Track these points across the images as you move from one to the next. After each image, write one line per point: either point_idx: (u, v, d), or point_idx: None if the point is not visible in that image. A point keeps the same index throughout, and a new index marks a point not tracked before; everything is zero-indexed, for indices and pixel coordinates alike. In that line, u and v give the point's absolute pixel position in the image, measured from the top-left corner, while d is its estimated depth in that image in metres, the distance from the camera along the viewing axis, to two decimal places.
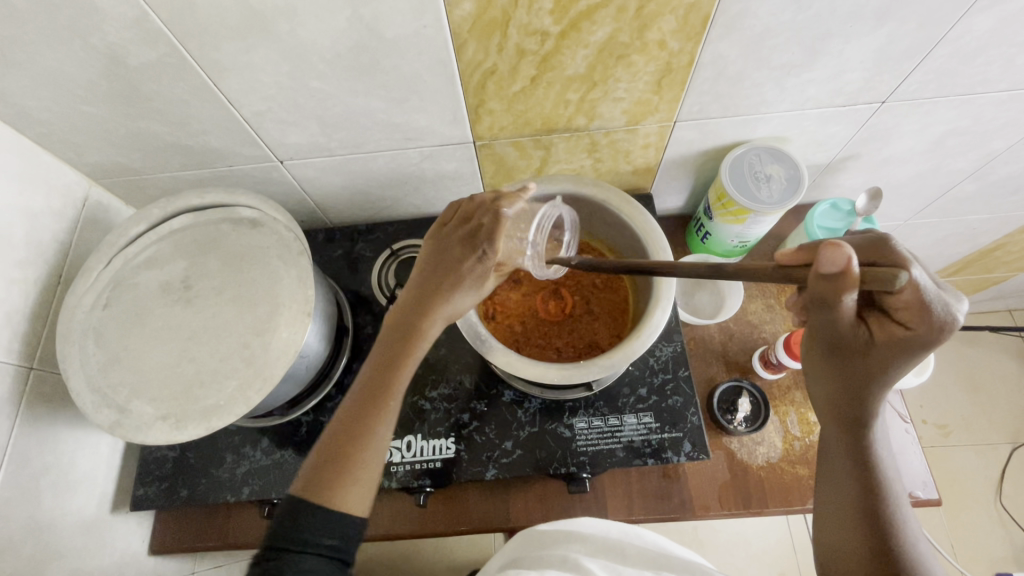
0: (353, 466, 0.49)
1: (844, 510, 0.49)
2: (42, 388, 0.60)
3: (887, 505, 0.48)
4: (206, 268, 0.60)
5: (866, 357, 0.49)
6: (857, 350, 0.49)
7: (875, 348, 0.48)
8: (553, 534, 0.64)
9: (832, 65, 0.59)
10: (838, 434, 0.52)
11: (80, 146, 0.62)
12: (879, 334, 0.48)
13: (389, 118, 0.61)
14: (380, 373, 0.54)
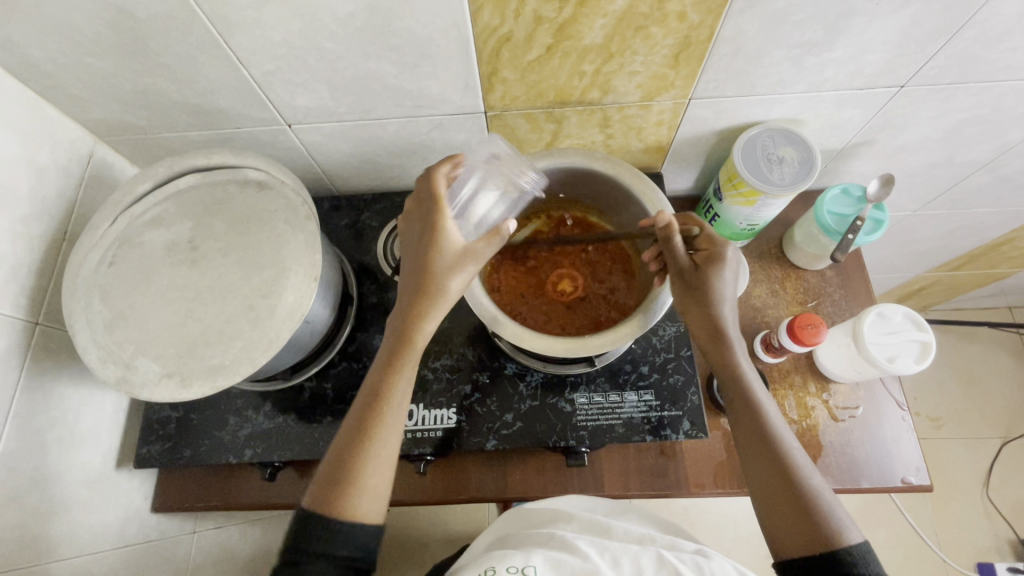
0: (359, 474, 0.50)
1: (752, 456, 0.53)
2: (47, 344, 0.60)
3: (769, 438, 0.53)
4: (213, 229, 0.60)
5: (694, 286, 0.58)
6: (693, 281, 0.58)
7: (697, 274, 0.58)
8: (540, 513, 0.63)
9: (853, 45, 0.57)
10: (711, 357, 0.58)
11: (85, 101, 0.61)
12: (700, 260, 0.58)
13: (401, 84, 0.60)
14: (385, 373, 0.54)
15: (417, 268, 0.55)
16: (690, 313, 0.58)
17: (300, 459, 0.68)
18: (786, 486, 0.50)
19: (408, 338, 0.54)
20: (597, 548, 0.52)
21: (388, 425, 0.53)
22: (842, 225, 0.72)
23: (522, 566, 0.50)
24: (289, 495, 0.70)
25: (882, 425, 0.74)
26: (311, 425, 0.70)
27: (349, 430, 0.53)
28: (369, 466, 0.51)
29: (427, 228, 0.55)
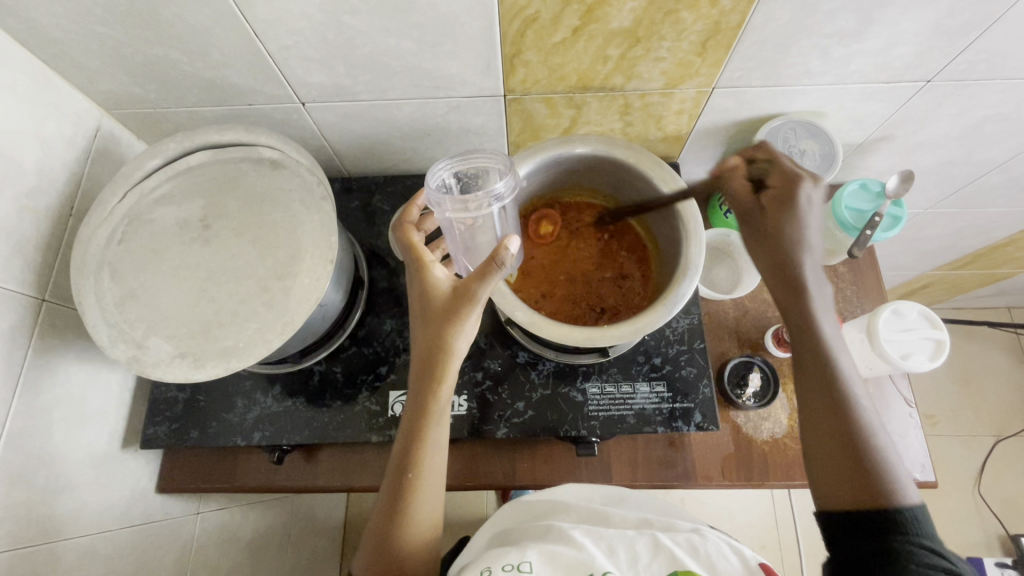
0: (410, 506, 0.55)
1: (814, 416, 0.54)
2: (53, 320, 0.59)
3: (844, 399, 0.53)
4: (226, 208, 0.58)
5: (769, 229, 0.57)
6: (764, 227, 0.58)
7: (772, 216, 0.57)
8: (539, 505, 0.61)
9: (884, 36, 0.56)
10: (786, 311, 0.57)
11: (93, 72, 0.60)
12: (769, 202, 0.58)
13: (420, 63, 0.59)
14: (413, 425, 0.57)
15: (422, 322, 0.57)
16: (771, 262, 0.57)
17: (309, 442, 0.68)
18: (842, 439, 0.51)
19: (434, 369, 0.57)
20: (591, 538, 0.49)
21: (427, 470, 0.56)
22: (861, 221, 0.71)
23: (517, 563, 0.46)
24: (297, 479, 0.70)
25: (889, 421, 0.74)
26: (320, 409, 0.69)
27: (389, 487, 0.56)
28: (419, 509, 0.55)
29: (422, 284, 0.57)
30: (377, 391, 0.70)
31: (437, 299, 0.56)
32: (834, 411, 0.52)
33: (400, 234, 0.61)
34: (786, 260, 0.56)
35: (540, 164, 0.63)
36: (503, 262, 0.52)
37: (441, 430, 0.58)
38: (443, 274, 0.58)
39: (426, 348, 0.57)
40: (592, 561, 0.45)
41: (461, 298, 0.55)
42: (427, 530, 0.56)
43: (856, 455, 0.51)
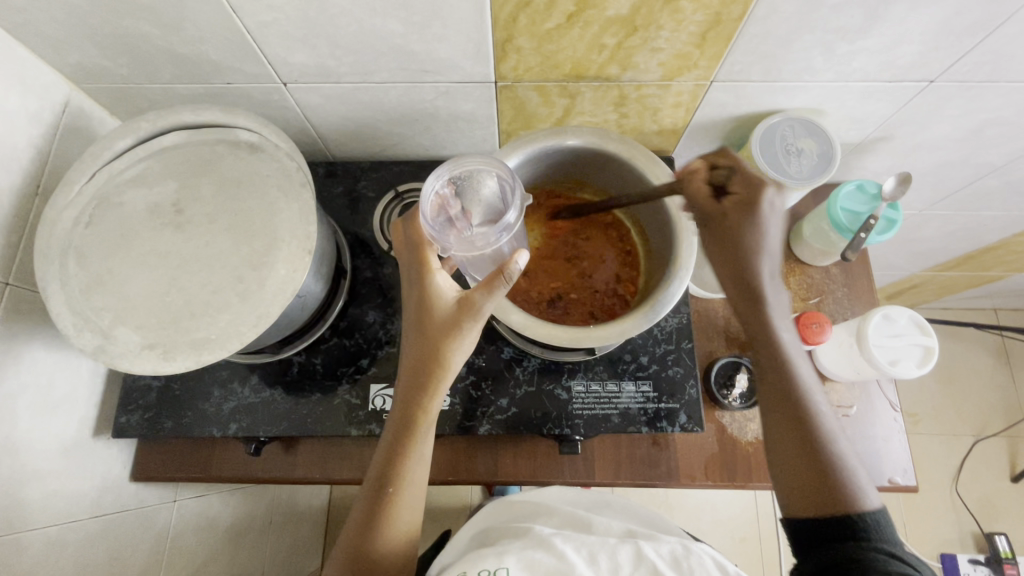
0: (393, 510, 0.54)
1: (777, 429, 0.51)
2: (18, 304, 0.56)
3: (807, 409, 0.51)
4: (200, 192, 0.56)
5: (729, 238, 0.53)
6: (721, 234, 0.53)
7: (726, 221, 0.53)
8: (523, 505, 0.61)
9: (889, 34, 0.54)
10: (744, 320, 0.54)
11: (59, 43, 0.56)
12: (730, 208, 0.53)
13: (407, 45, 0.56)
14: (399, 438, 0.56)
15: (416, 332, 0.56)
16: (729, 267, 0.53)
17: (287, 435, 0.67)
18: (803, 445, 0.50)
19: (428, 380, 0.55)
20: (572, 543, 0.48)
21: (409, 486, 0.55)
22: (856, 223, 0.70)
23: (494, 568, 0.45)
24: (275, 471, 0.69)
25: (874, 425, 0.74)
26: (298, 400, 0.68)
27: (368, 500, 0.55)
28: (397, 524, 0.54)
29: (421, 291, 0.55)
30: (358, 383, 0.68)
31: (437, 310, 0.54)
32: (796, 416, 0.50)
33: (408, 226, 0.58)
34: (754, 264, 0.52)
35: (529, 155, 0.61)
36: (511, 276, 0.52)
37: (426, 447, 0.57)
38: (446, 282, 0.56)
39: (419, 361, 0.55)
40: (571, 571, 0.44)
41: (464, 312, 0.54)
42: (403, 545, 0.55)
43: (816, 464, 0.49)
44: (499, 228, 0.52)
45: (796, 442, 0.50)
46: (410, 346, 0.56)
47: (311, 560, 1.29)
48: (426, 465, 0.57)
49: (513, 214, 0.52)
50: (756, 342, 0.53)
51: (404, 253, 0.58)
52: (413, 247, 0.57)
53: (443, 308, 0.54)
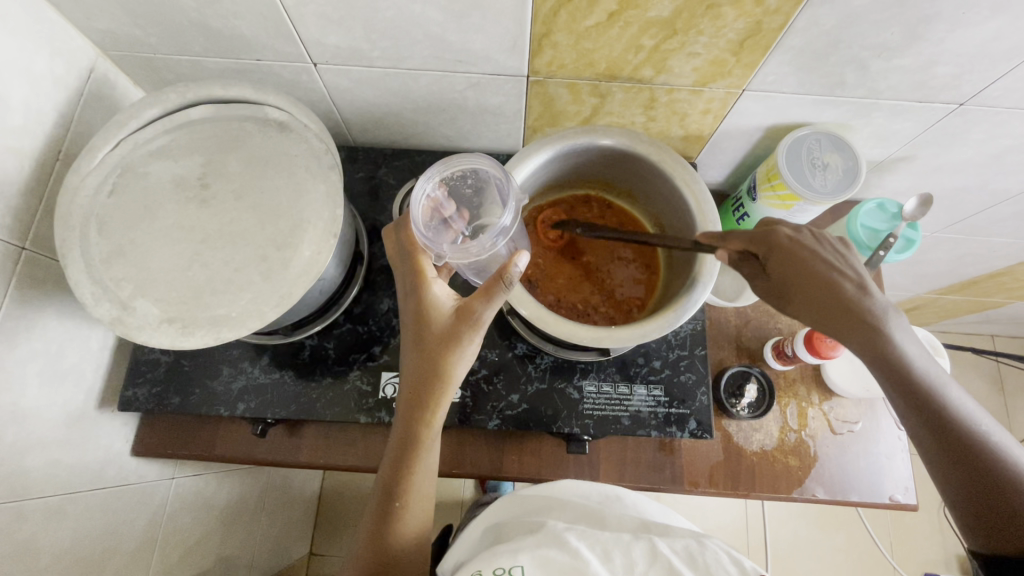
0: (403, 519, 0.54)
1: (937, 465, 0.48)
2: (33, 271, 0.56)
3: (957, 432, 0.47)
4: (225, 168, 0.55)
5: (800, 280, 0.53)
6: (783, 280, 0.54)
7: (784, 266, 0.53)
8: (534, 499, 0.60)
9: (926, 54, 0.55)
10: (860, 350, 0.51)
11: (90, 8, 0.55)
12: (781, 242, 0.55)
13: (444, 34, 0.56)
14: (403, 452, 0.55)
15: (415, 345, 0.55)
16: (808, 311, 0.53)
17: (295, 418, 0.66)
18: (976, 485, 0.46)
19: (430, 394, 0.55)
20: (586, 540, 0.48)
21: (415, 497, 0.55)
22: (875, 240, 0.70)
23: (509, 567, 0.45)
24: (280, 454, 0.69)
25: (878, 442, 0.74)
26: (308, 384, 0.67)
27: (377, 508, 0.55)
28: (406, 528, 0.55)
29: (417, 302, 0.55)
30: (369, 370, 0.68)
31: (435, 320, 0.55)
32: (962, 453, 0.47)
33: (399, 233, 0.58)
34: (844, 293, 0.51)
35: (558, 152, 0.60)
36: (511, 280, 0.52)
37: (431, 457, 0.56)
38: (442, 290, 0.56)
39: (420, 372, 0.55)
40: (585, 566, 0.45)
41: (464, 319, 0.54)
42: (415, 545, 0.55)
43: (994, 500, 0.45)
44: (494, 231, 0.51)
45: (959, 483, 0.47)
46: (411, 359, 0.56)
47: (300, 546, 1.29)
48: (432, 472, 0.57)
49: (508, 215, 0.51)
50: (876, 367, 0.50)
51: (398, 262, 0.58)
52: (405, 255, 0.57)
53: (443, 317, 0.55)
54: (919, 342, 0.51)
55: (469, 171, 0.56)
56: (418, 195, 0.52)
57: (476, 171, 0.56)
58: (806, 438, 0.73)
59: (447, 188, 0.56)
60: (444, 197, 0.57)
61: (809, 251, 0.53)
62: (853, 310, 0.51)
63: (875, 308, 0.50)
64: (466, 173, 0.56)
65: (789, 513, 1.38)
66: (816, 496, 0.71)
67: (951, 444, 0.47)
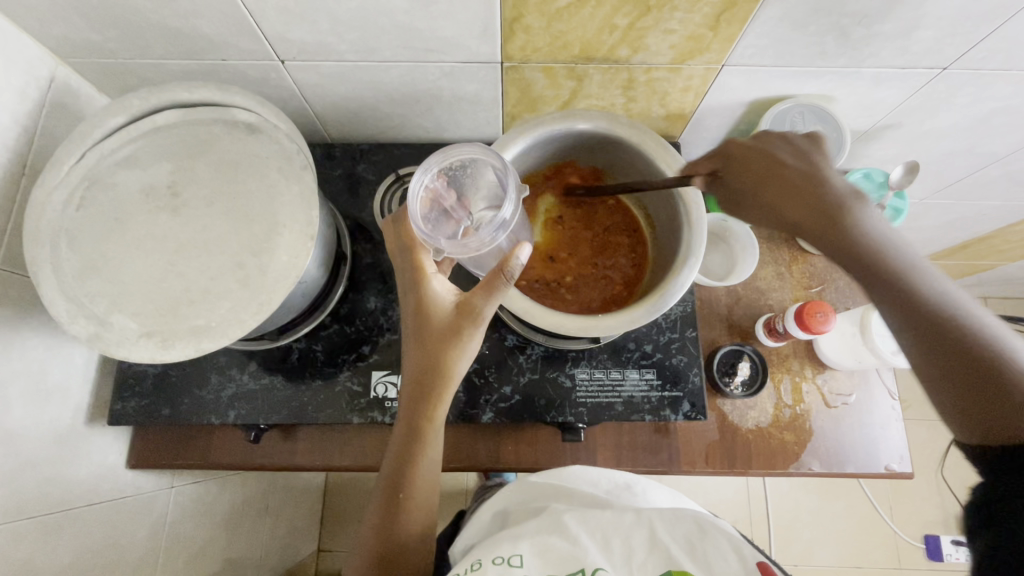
0: (407, 509, 0.55)
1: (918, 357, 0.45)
2: (6, 289, 0.54)
3: (915, 304, 0.45)
4: (196, 174, 0.54)
5: (759, 176, 0.54)
6: (747, 186, 0.54)
7: (742, 175, 0.55)
8: (543, 487, 0.61)
9: (908, 17, 0.53)
10: (829, 239, 0.49)
11: (43, 14, 0.53)
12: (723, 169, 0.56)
13: (411, 23, 0.54)
14: (407, 445, 0.55)
15: (416, 339, 0.55)
16: (784, 223, 0.53)
17: (288, 423, 0.66)
18: (958, 355, 0.43)
19: (431, 388, 0.54)
20: (587, 526, 0.48)
21: (419, 489, 0.56)
22: None
23: (508, 556, 0.46)
24: (276, 457, 0.68)
25: (873, 414, 0.74)
26: (298, 388, 0.67)
27: (381, 501, 0.56)
28: (411, 519, 0.55)
29: (418, 297, 0.55)
30: (359, 370, 0.67)
31: (437, 316, 0.54)
32: (930, 324, 0.44)
33: (399, 226, 0.57)
34: (803, 177, 0.52)
35: (537, 139, 0.59)
36: (512, 274, 0.51)
37: (434, 450, 0.57)
38: (443, 286, 0.55)
39: (421, 368, 0.55)
40: (583, 554, 0.45)
41: (466, 315, 0.54)
42: (420, 532, 0.56)
43: (974, 375, 0.42)
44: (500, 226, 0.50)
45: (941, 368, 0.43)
46: (411, 353, 0.55)
47: (307, 544, 1.30)
48: (437, 463, 0.58)
49: (510, 209, 0.50)
50: (828, 241, 0.50)
51: (397, 257, 0.58)
52: (405, 250, 0.56)
53: (442, 312, 0.54)
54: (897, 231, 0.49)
55: (469, 160, 0.54)
56: (417, 186, 0.52)
57: (475, 161, 0.54)
58: (801, 413, 0.74)
59: (446, 177, 0.55)
60: (442, 187, 0.55)
61: (758, 151, 0.54)
62: (820, 202, 0.50)
63: (836, 193, 0.50)
64: (466, 163, 0.55)
65: (790, 484, 1.40)
66: (813, 470, 0.72)
67: (925, 322, 0.44)
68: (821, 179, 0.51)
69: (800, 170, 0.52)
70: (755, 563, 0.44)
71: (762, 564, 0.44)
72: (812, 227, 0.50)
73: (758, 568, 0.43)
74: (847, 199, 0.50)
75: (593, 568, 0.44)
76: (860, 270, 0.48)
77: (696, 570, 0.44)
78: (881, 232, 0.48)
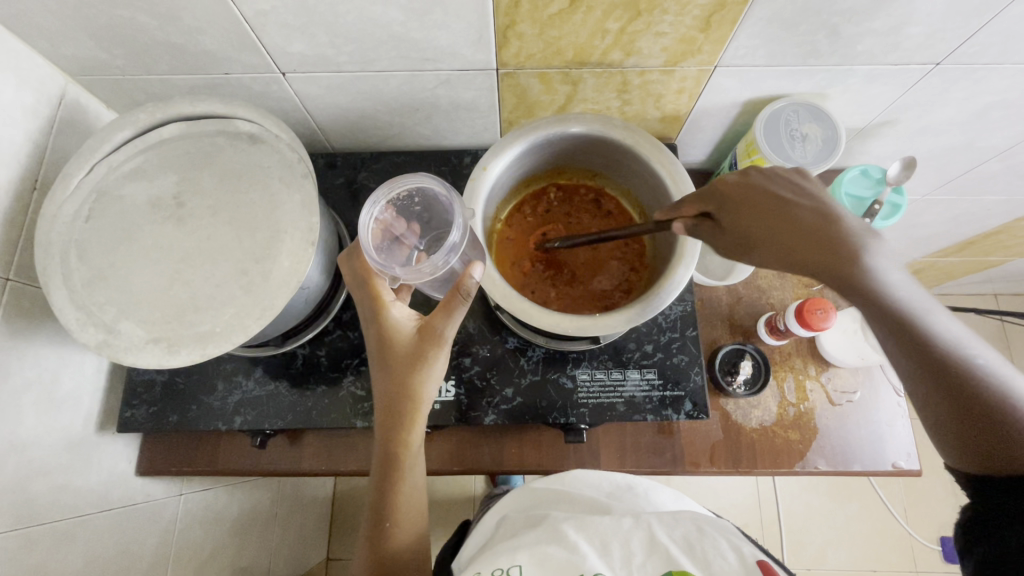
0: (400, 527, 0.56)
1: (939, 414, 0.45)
2: (19, 300, 0.56)
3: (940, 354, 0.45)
4: (200, 184, 0.56)
5: (759, 222, 0.51)
6: (741, 229, 0.52)
7: (738, 214, 0.52)
8: (545, 492, 0.64)
9: (897, 15, 0.54)
10: (832, 274, 0.48)
11: (53, 34, 0.55)
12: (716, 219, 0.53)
13: (408, 33, 0.55)
14: (387, 470, 0.56)
15: (383, 368, 0.56)
16: (781, 253, 0.50)
17: (292, 428, 0.67)
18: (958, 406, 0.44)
19: (403, 414, 0.55)
20: (585, 533, 0.49)
21: (406, 510, 0.56)
22: (860, 208, 0.69)
23: (507, 567, 0.47)
24: (281, 463, 0.69)
25: (878, 410, 0.74)
26: (303, 393, 0.68)
27: (372, 524, 0.56)
28: (404, 538, 0.56)
29: (378, 328, 0.56)
30: (362, 375, 0.68)
31: (399, 344, 0.55)
32: (945, 375, 0.44)
33: (353, 259, 0.58)
34: (813, 218, 0.49)
35: (532, 142, 0.60)
36: (468, 291, 0.53)
37: (416, 472, 0.57)
38: (401, 313, 0.56)
39: (391, 396, 0.55)
40: (581, 560, 0.45)
41: (428, 339, 0.55)
42: (412, 552, 0.57)
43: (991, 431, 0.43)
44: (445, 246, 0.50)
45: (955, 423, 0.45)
46: (378, 384, 0.56)
47: (316, 553, 1.30)
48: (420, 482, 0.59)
49: (456, 232, 0.50)
50: (827, 276, 0.48)
51: (354, 291, 0.58)
52: (360, 283, 0.57)
53: (406, 339, 0.55)
54: (902, 269, 0.48)
55: (416, 190, 0.56)
56: (367, 219, 0.52)
57: (422, 191, 0.57)
58: (805, 411, 0.73)
59: (396, 208, 0.57)
60: (393, 218, 0.57)
61: (759, 191, 0.52)
62: (825, 238, 0.48)
63: (850, 235, 0.48)
64: (413, 193, 0.57)
65: (800, 487, 1.39)
66: (819, 469, 0.71)
67: (941, 377, 0.45)
68: (832, 220, 0.49)
69: (814, 211, 0.49)
70: (755, 563, 0.44)
71: (761, 563, 0.44)
72: (829, 264, 0.47)
73: (757, 567, 0.44)
74: (856, 233, 0.48)
75: (593, 573, 0.44)
76: (881, 322, 0.47)
77: (696, 570, 0.44)
78: (887, 274, 0.47)
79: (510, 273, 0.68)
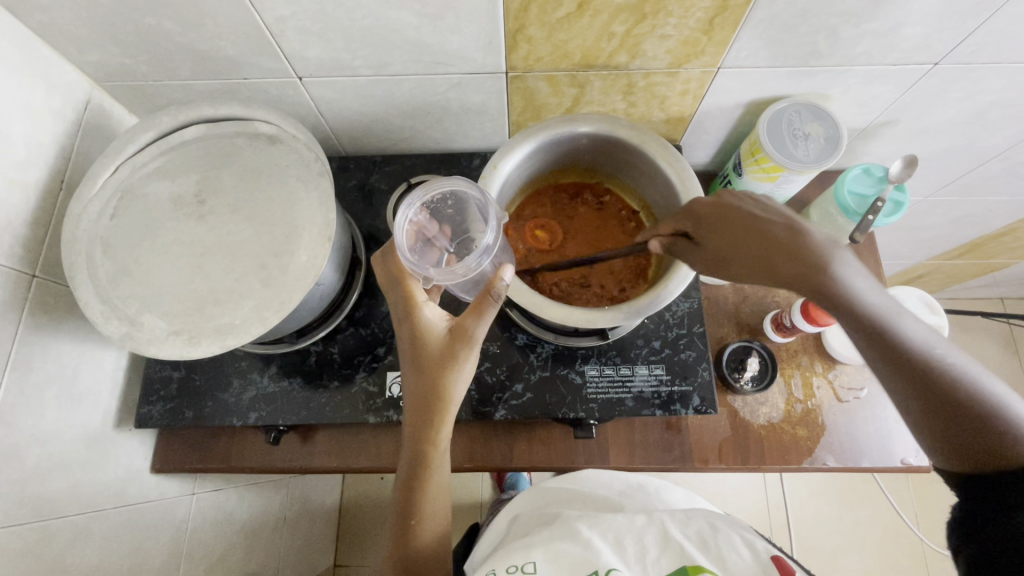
0: (423, 523, 0.57)
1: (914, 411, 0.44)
2: (44, 297, 0.58)
3: (913, 358, 0.44)
4: (220, 183, 0.57)
5: (732, 235, 0.52)
6: (715, 243, 0.53)
7: (711, 227, 0.53)
8: (557, 491, 0.66)
9: (894, 16, 0.55)
10: (804, 289, 0.48)
11: (81, 40, 0.57)
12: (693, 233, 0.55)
13: (421, 37, 0.57)
14: (415, 467, 0.57)
15: (414, 366, 0.57)
16: (750, 271, 0.51)
17: (305, 423, 0.68)
18: (932, 400, 0.43)
19: (433, 412, 0.56)
20: (597, 529, 0.49)
21: (431, 506, 0.57)
22: (863, 206, 0.70)
23: (522, 564, 0.47)
24: (294, 460, 0.70)
25: (886, 406, 0.74)
26: (316, 389, 0.69)
27: (397, 519, 0.57)
28: (428, 534, 0.57)
29: (412, 327, 0.57)
30: (375, 372, 0.69)
31: (432, 344, 0.56)
32: (924, 378, 0.44)
33: (388, 260, 0.60)
34: (785, 235, 0.50)
35: (540, 142, 0.62)
36: (499, 294, 0.54)
37: (442, 471, 0.58)
38: (434, 314, 0.58)
39: (420, 394, 0.56)
40: (596, 556, 0.46)
41: (458, 340, 0.56)
42: (437, 548, 0.57)
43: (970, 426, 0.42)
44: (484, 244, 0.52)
45: (932, 419, 0.44)
46: (409, 380, 0.57)
47: (324, 558, 1.30)
48: (445, 481, 0.59)
49: (491, 236, 0.53)
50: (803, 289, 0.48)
51: (388, 291, 0.60)
52: (396, 283, 0.59)
53: (436, 339, 0.56)
54: (868, 278, 0.48)
55: (450, 193, 0.58)
56: (401, 221, 0.55)
57: (456, 194, 0.58)
58: (813, 408, 0.74)
59: (430, 210, 0.59)
60: (427, 220, 0.59)
61: (734, 209, 0.53)
62: (796, 254, 0.48)
63: (817, 250, 0.48)
64: (447, 196, 0.58)
65: (809, 492, 1.38)
66: (828, 465, 0.71)
67: (921, 381, 0.44)
68: (800, 236, 0.49)
69: (783, 230, 0.50)
70: (768, 558, 0.45)
71: (777, 559, 0.45)
72: (794, 279, 0.49)
73: (772, 564, 0.44)
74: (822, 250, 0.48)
75: (606, 570, 0.45)
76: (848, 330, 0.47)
77: (711, 565, 0.45)
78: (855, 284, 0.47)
79: (519, 271, 0.68)
